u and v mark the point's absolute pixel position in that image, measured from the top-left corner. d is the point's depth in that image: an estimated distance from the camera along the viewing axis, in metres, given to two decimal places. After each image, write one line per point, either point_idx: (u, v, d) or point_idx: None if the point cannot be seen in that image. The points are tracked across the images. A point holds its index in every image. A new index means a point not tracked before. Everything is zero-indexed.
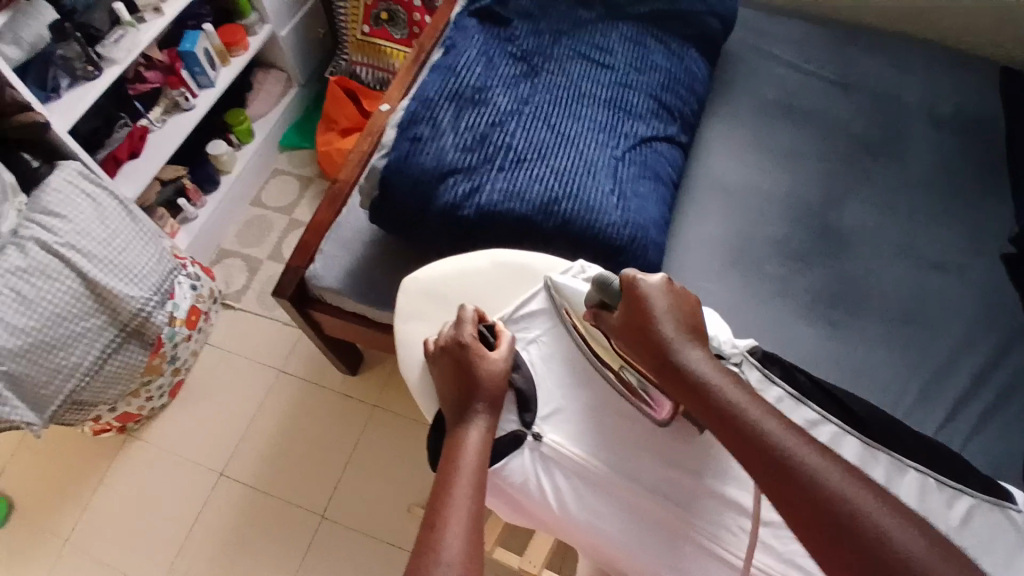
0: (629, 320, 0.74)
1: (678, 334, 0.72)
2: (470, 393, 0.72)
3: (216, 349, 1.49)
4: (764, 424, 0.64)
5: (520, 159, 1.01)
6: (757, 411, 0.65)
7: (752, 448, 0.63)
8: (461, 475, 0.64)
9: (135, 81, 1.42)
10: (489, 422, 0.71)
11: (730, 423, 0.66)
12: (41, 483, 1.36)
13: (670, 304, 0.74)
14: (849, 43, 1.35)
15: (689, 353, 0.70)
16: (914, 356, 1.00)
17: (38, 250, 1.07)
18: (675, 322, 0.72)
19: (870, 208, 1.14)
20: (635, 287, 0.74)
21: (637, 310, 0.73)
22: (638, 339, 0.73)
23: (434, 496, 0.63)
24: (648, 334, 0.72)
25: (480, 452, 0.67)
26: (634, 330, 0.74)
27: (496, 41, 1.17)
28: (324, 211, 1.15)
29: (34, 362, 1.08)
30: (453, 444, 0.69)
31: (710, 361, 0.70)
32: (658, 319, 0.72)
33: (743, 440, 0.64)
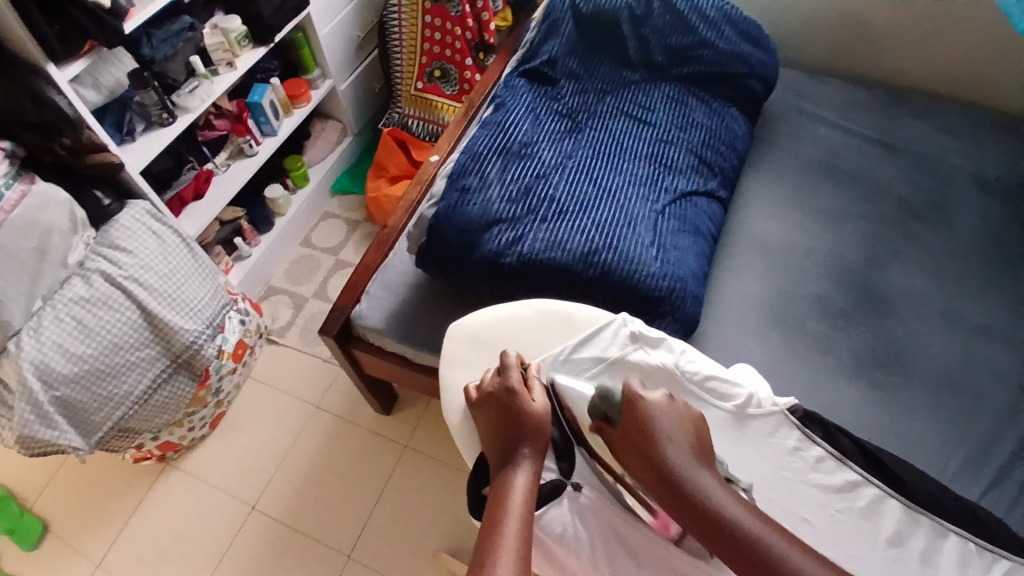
0: (633, 439, 0.69)
1: (685, 455, 0.66)
2: (517, 436, 0.73)
3: (258, 382, 1.53)
4: (788, 556, 0.57)
5: (562, 211, 1.04)
6: (779, 542, 0.59)
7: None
8: (509, 519, 0.63)
9: (204, 128, 1.52)
10: (535, 468, 0.71)
11: (742, 555, 0.59)
12: (82, 506, 1.40)
13: (676, 420, 0.69)
14: (893, 106, 1.36)
15: (697, 478, 0.64)
16: (964, 423, 0.96)
17: (103, 281, 1.14)
18: (677, 445, 0.67)
19: (916, 269, 1.12)
20: (640, 405, 0.70)
21: (641, 430, 0.69)
22: (643, 459, 0.67)
23: (482, 542, 0.62)
24: (655, 454, 0.67)
25: (526, 496, 0.67)
26: (638, 448, 0.68)
27: (543, 100, 1.23)
28: (371, 254, 1.21)
29: (88, 389, 1.13)
30: (498, 488, 0.68)
31: (723, 488, 0.64)
32: (662, 440, 0.67)
33: (760, 574, 0.57)
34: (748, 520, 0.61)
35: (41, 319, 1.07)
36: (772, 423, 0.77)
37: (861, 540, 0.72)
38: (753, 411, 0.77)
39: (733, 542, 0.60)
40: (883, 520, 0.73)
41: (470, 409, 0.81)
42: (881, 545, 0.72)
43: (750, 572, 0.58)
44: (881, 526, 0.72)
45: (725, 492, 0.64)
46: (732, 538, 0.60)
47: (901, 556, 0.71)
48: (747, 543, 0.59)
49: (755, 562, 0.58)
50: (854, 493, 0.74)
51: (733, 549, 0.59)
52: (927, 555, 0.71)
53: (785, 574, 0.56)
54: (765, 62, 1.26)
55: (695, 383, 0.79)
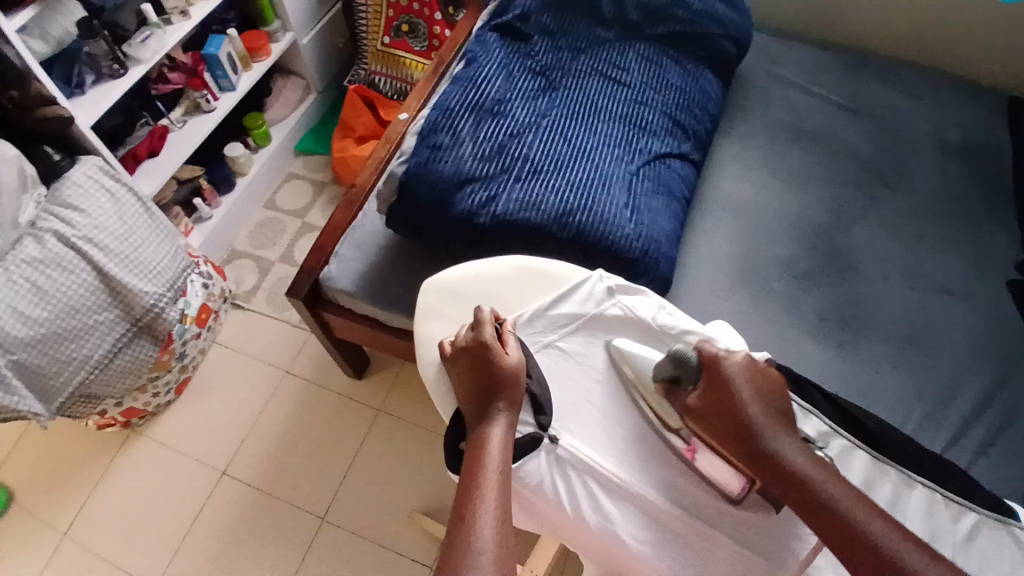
0: (714, 402, 0.71)
1: (765, 416, 0.69)
2: (491, 388, 0.73)
3: (225, 348, 1.50)
4: (866, 522, 0.61)
5: (536, 170, 1.03)
6: (855, 505, 0.62)
7: (846, 546, 0.61)
8: (487, 473, 0.64)
9: (158, 81, 1.44)
10: (510, 421, 0.71)
11: (825, 519, 0.63)
12: (43, 475, 1.37)
13: (757, 380, 0.71)
14: (860, 70, 1.38)
15: (777, 439, 0.67)
16: (919, 377, 1.01)
17: (56, 242, 1.08)
18: (762, 404, 0.69)
19: (878, 230, 1.16)
20: (721, 366, 0.71)
21: (721, 393, 0.70)
22: (723, 418, 0.70)
23: (461, 496, 0.63)
24: (736, 414, 0.69)
25: (504, 449, 0.68)
26: (719, 411, 0.70)
27: (516, 56, 1.20)
28: (341, 214, 1.18)
29: (46, 353, 1.08)
30: (476, 442, 0.69)
31: (801, 448, 0.67)
32: (745, 403, 0.69)
33: (840, 540, 0.61)
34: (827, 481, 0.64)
35: None
36: None
37: None
38: None
39: (815, 507, 0.63)
40: (852, 470, 0.76)
41: (445, 365, 0.81)
42: None
43: (829, 536, 0.62)
44: (850, 475, 0.76)
45: (805, 454, 0.67)
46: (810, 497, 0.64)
47: None
48: (834, 511, 0.62)
49: (838, 528, 0.62)
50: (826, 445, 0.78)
51: (814, 511, 0.63)
52: (894, 503, 0.75)
53: (862, 539, 0.60)
54: (737, 23, 1.26)
55: (671, 337, 0.81)
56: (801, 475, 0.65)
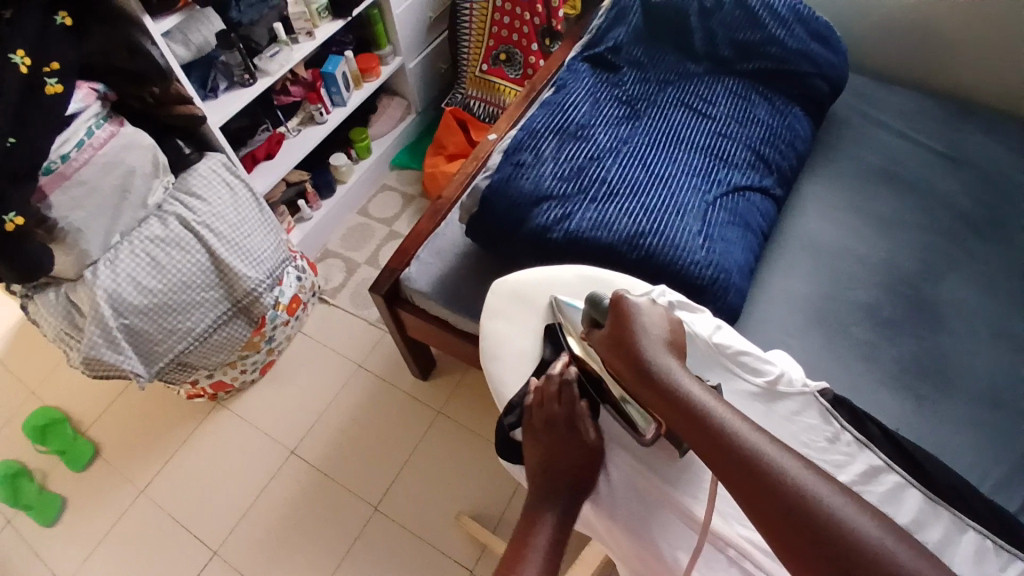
0: (612, 335, 0.69)
1: (657, 344, 0.67)
2: (551, 473, 0.73)
3: (307, 337, 1.61)
4: (761, 445, 0.57)
5: (612, 193, 1.06)
6: (736, 422, 0.59)
7: (735, 468, 0.56)
8: (528, 563, 0.67)
9: (281, 93, 1.61)
10: (566, 510, 0.71)
11: (714, 443, 0.58)
12: (137, 433, 1.51)
13: (654, 318, 0.70)
14: (963, 120, 1.33)
15: (663, 360, 0.65)
16: (1002, 439, 0.95)
17: (177, 224, 1.23)
18: (653, 336, 0.68)
19: (968, 283, 1.10)
20: (625, 305, 0.70)
21: (621, 328, 0.69)
22: (617, 348, 0.68)
23: (502, 574, 0.67)
24: (629, 344, 0.67)
25: (551, 542, 0.69)
26: (614, 341, 0.69)
27: (605, 85, 1.25)
28: (425, 222, 1.25)
29: (155, 321, 1.22)
30: (527, 522, 0.71)
31: (688, 372, 0.65)
32: (640, 332, 0.68)
33: (734, 465, 0.56)
34: (709, 399, 0.61)
35: (118, 253, 1.17)
36: (801, 403, 0.75)
37: None
38: (784, 389, 0.75)
39: (704, 431, 0.59)
40: (901, 508, 0.71)
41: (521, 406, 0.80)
42: None
43: (726, 465, 0.57)
44: (899, 513, 0.71)
45: (694, 380, 0.64)
46: (692, 414, 0.60)
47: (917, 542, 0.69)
48: (715, 429, 0.59)
49: (732, 453, 0.57)
50: (876, 479, 0.72)
51: (705, 437, 0.59)
52: (945, 546, 0.69)
53: (759, 463, 0.55)
54: (832, 64, 1.25)
55: (726, 356, 0.76)
56: (685, 393, 0.62)
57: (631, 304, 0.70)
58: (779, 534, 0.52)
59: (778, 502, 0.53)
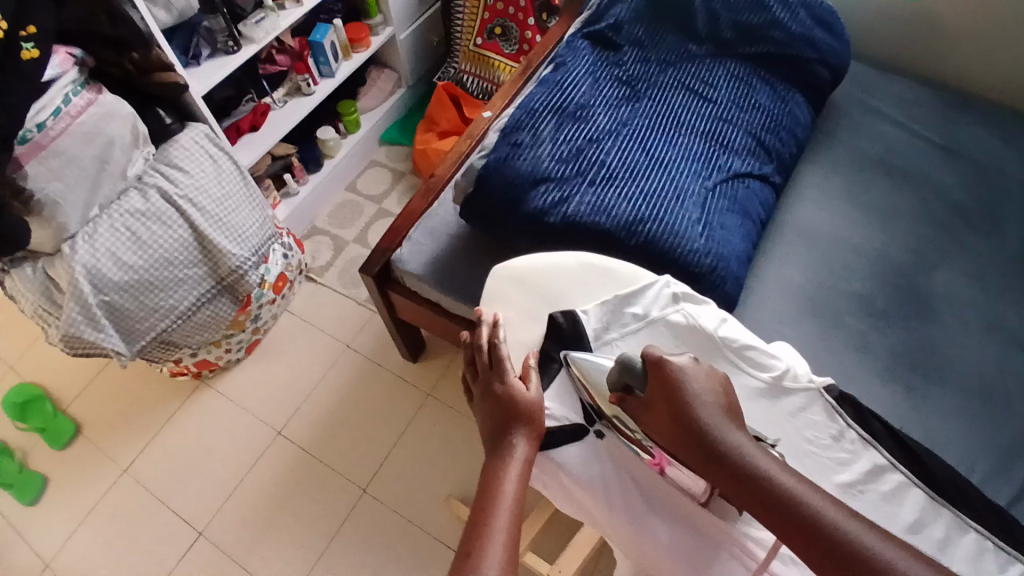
0: (664, 409, 0.66)
1: (716, 415, 0.64)
2: (508, 419, 0.71)
3: (293, 316, 1.57)
4: (852, 531, 0.57)
5: (611, 176, 1.04)
6: (820, 502, 0.59)
7: (825, 555, 0.56)
8: (499, 514, 0.64)
9: (266, 62, 1.55)
10: (527, 455, 0.70)
11: (801, 531, 0.58)
12: (119, 412, 1.47)
13: (704, 381, 0.66)
14: (961, 110, 1.32)
15: (730, 436, 0.63)
16: (991, 432, 0.95)
17: (159, 197, 1.18)
18: (710, 403, 0.65)
19: (962, 276, 1.10)
20: (672, 373, 0.66)
21: (672, 402, 0.65)
22: (673, 420, 0.65)
23: (472, 527, 0.63)
24: (686, 420, 0.64)
25: (518, 486, 0.67)
26: (670, 412, 0.65)
27: (605, 64, 1.21)
28: (417, 201, 1.22)
29: (136, 298, 1.18)
30: (490, 473, 0.68)
31: (757, 446, 0.63)
32: (695, 402, 0.64)
33: (828, 555, 0.56)
34: (786, 478, 0.61)
35: (97, 227, 1.12)
36: (805, 399, 0.75)
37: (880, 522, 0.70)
38: (789, 384, 0.75)
39: (778, 511, 0.59)
40: (903, 507, 0.71)
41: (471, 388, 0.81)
42: (899, 530, 0.70)
43: (815, 552, 0.57)
44: (901, 512, 0.71)
45: (767, 456, 0.63)
46: (773, 499, 0.60)
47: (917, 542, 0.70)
48: (799, 513, 0.58)
49: (822, 541, 0.57)
50: (879, 478, 0.73)
51: (789, 524, 0.59)
52: (943, 546, 0.70)
53: (854, 551, 0.55)
54: (835, 50, 1.23)
55: (731, 350, 0.76)
56: (761, 474, 0.61)
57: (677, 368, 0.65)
58: None
59: None
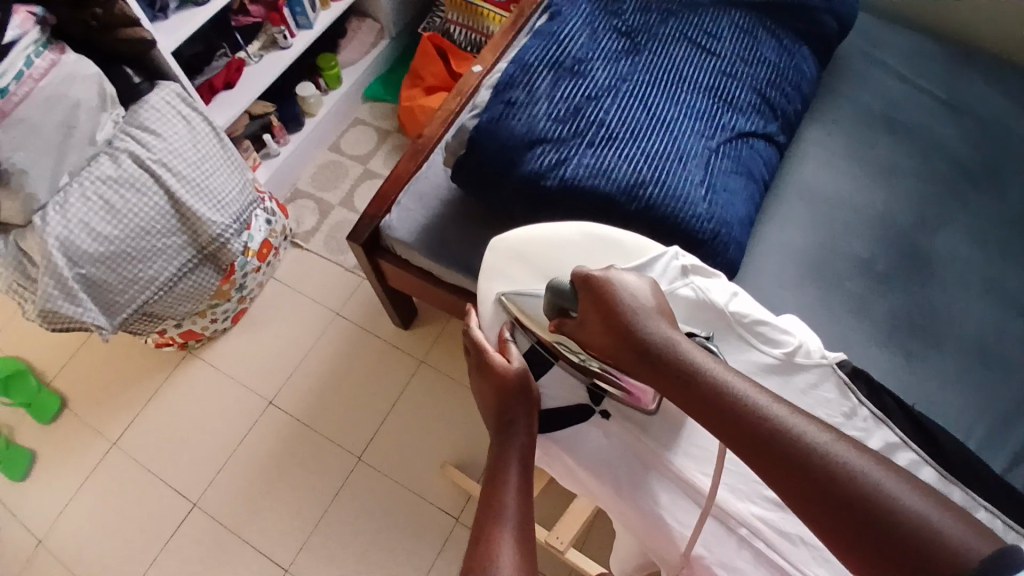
0: (592, 311, 0.68)
1: (653, 319, 0.66)
2: (506, 400, 0.71)
3: (279, 284, 1.53)
4: (773, 412, 0.58)
5: (611, 137, 0.99)
6: (751, 393, 0.60)
7: (755, 442, 0.57)
8: (507, 496, 0.65)
9: (239, 13, 1.44)
10: (528, 433, 0.71)
11: (721, 414, 0.60)
12: (104, 384, 1.44)
13: (638, 292, 0.68)
14: (968, 64, 1.27)
15: (667, 338, 0.65)
16: (991, 398, 0.95)
17: (130, 162, 1.11)
18: (645, 309, 0.66)
19: (967, 238, 1.08)
20: (596, 279, 0.68)
21: (607, 308, 0.67)
22: (608, 328, 0.67)
23: (482, 513, 0.64)
24: (618, 324, 0.66)
25: (522, 468, 0.68)
26: (599, 314, 0.68)
27: (603, 14, 1.14)
28: (405, 163, 1.17)
29: (113, 270, 1.12)
30: (496, 458, 0.69)
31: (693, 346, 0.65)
32: (631, 308, 0.66)
33: (745, 435, 0.58)
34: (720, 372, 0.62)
35: (67, 196, 1.06)
36: (818, 375, 0.73)
37: None
38: (801, 360, 0.73)
39: (710, 403, 0.60)
40: None
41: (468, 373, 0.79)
42: None
43: (746, 439, 0.58)
44: None
45: (701, 353, 0.64)
46: (705, 392, 0.61)
47: None
48: (730, 404, 0.60)
49: (741, 421, 0.58)
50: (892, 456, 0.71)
51: (722, 417, 0.59)
52: None
53: (771, 429, 0.57)
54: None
55: (743, 326, 0.74)
56: (692, 368, 0.62)
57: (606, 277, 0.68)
58: (812, 506, 0.54)
59: (810, 472, 0.54)
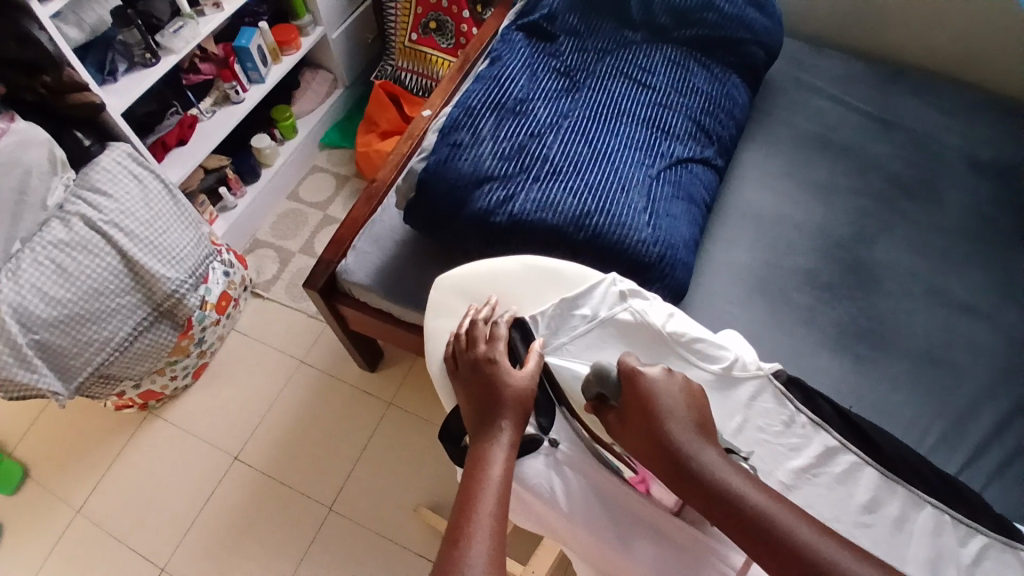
0: (635, 416, 0.68)
1: (687, 428, 0.66)
2: (495, 405, 0.72)
3: (242, 336, 1.52)
4: (804, 537, 0.58)
5: (555, 171, 1.02)
6: (790, 519, 0.59)
7: (794, 572, 0.57)
8: (485, 497, 0.64)
9: (189, 72, 1.48)
10: (512, 439, 0.70)
11: (771, 551, 0.58)
12: (63, 451, 1.40)
13: (678, 397, 0.67)
14: (891, 81, 1.35)
15: (701, 454, 0.64)
16: (938, 397, 0.98)
17: (82, 225, 1.11)
18: (681, 417, 0.66)
19: (904, 245, 1.13)
20: (642, 378, 0.69)
21: (647, 412, 0.67)
22: (648, 437, 0.66)
23: (457, 515, 0.63)
24: (658, 432, 0.66)
25: (505, 473, 0.67)
26: (643, 423, 0.67)
27: (542, 56, 1.19)
28: (360, 208, 1.19)
29: (68, 333, 1.11)
30: (476, 459, 0.69)
31: (727, 462, 0.64)
32: (667, 416, 0.66)
33: (729, 515, 0.61)
34: (754, 493, 0.61)
35: (19, 263, 1.05)
36: (756, 387, 0.76)
37: (836, 505, 0.72)
38: (739, 373, 0.76)
39: (749, 528, 0.60)
40: (858, 487, 0.73)
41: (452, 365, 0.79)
42: (856, 510, 0.72)
43: (786, 569, 0.57)
44: (856, 493, 0.73)
45: (731, 466, 0.64)
46: (739, 517, 0.60)
47: (875, 521, 0.71)
48: (768, 532, 0.59)
49: (792, 560, 0.57)
50: (832, 459, 0.74)
51: (763, 542, 0.59)
52: (903, 523, 0.72)
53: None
54: (768, 29, 1.24)
55: (681, 344, 0.77)
56: (727, 491, 0.61)
57: (650, 380, 0.68)
58: None
59: None
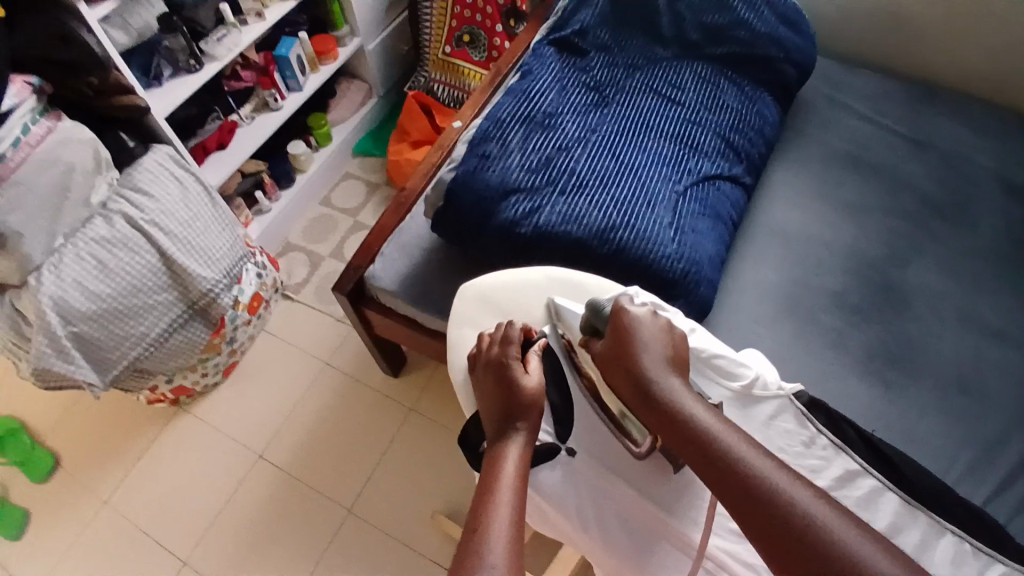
0: (614, 348, 0.73)
1: (659, 361, 0.70)
2: (514, 408, 0.72)
3: (270, 337, 1.55)
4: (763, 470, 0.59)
5: (582, 185, 1.03)
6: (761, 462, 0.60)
7: (747, 500, 0.58)
8: (502, 490, 0.64)
9: (230, 79, 1.53)
10: (527, 440, 0.71)
11: (725, 478, 0.60)
12: (95, 443, 1.45)
13: (656, 335, 0.72)
14: (927, 102, 1.33)
15: (668, 383, 0.68)
16: (967, 424, 0.96)
17: (124, 223, 1.16)
18: (655, 351, 0.71)
19: (935, 268, 1.10)
20: (625, 316, 0.73)
21: (623, 344, 0.72)
22: (624, 368, 0.71)
23: (475, 507, 0.63)
24: (633, 363, 0.71)
25: (520, 469, 0.67)
26: (621, 357, 0.72)
27: (572, 70, 1.21)
28: (389, 216, 1.21)
29: (105, 326, 1.15)
30: (493, 458, 0.68)
31: (696, 397, 0.68)
32: (642, 349, 0.71)
33: (717, 474, 0.61)
34: (721, 428, 0.64)
35: (62, 257, 1.09)
36: (776, 406, 0.77)
37: None
38: (758, 392, 0.76)
39: (709, 456, 0.62)
40: (878, 512, 0.72)
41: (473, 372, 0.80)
42: None
43: (741, 499, 0.59)
44: (875, 519, 0.71)
45: (696, 399, 0.67)
46: (702, 446, 0.63)
47: None
48: (729, 463, 0.61)
49: (750, 491, 0.58)
50: (852, 483, 0.73)
51: (726, 476, 0.60)
52: (921, 552, 0.70)
53: (798, 520, 0.55)
54: (800, 48, 1.23)
55: (701, 359, 0.77)
56: (690, 420, 0.65)
57: (633, 316, 0.73)
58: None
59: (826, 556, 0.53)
